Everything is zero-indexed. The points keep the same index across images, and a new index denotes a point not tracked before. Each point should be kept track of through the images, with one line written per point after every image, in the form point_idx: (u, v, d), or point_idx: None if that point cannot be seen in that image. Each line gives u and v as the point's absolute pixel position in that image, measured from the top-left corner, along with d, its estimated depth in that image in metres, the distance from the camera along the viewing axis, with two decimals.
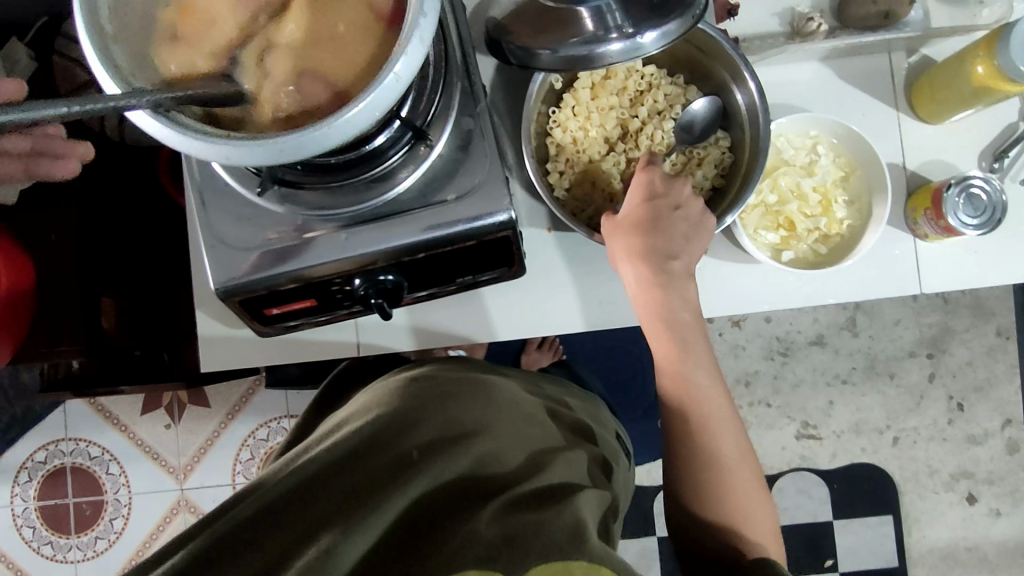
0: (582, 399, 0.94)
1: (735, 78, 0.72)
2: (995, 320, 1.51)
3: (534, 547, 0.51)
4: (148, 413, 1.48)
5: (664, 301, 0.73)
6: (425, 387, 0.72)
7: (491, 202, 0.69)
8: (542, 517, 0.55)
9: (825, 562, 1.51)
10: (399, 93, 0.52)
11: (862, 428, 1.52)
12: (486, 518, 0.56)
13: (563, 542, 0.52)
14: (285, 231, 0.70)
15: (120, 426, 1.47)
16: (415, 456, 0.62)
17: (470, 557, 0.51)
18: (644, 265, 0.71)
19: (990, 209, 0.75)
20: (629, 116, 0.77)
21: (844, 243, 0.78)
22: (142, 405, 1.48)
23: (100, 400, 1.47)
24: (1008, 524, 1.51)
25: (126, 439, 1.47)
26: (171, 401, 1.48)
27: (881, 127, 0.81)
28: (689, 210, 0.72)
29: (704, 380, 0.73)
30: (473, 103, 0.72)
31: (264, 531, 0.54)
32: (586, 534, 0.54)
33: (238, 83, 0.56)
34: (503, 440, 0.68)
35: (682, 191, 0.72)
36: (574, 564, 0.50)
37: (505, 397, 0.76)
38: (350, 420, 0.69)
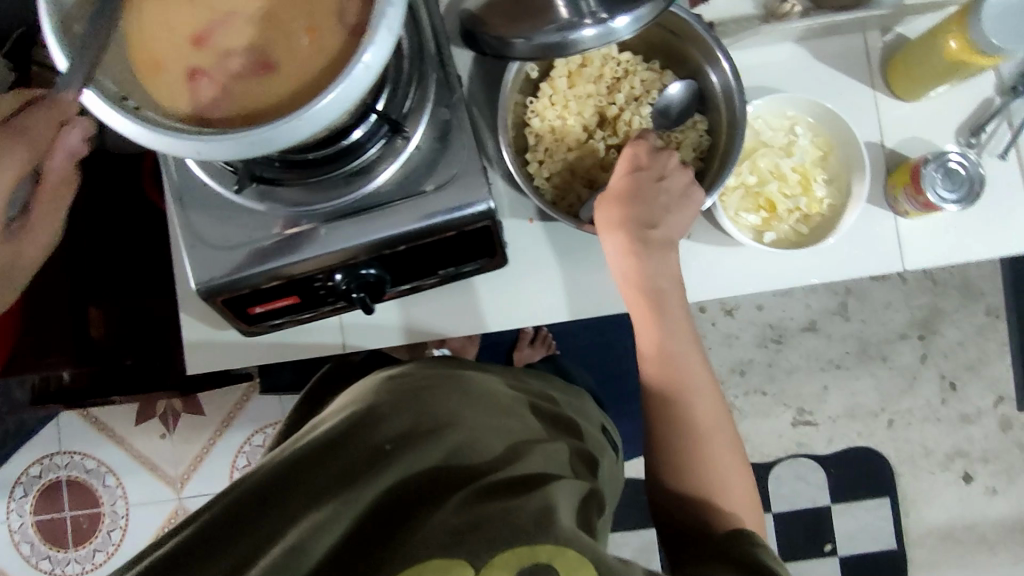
0: (566, 391, 0.95)
1: (708, 60, 0.72)
2: (984, 299, 1.52)
3: (500, 532, 0.53)
4: (142, 424, 1.47)
5: (645, 271, 0.73)
6: (399, 384, 0.73)
7: (470, 191, 0.69)
8: (513, 503, 0.57)
9: (825, 547, 1.52)
10: (368, 83, 0.52)
11: (857, 412, 1.53)
12: (455, 507, 0.57)
13: (529, 526, 0.54)
14: (265, 228, 0.70)
15: (114, 438, 1.47)
16: (388, 450, 0.63)
17: (437, 544, 0.53)
18: (623, 234, 0.72)
19: (968, 183, 0.75)
20: (606, 103, 0.78)
21: (825, 222, 0.78)
22: (136, 416, 1.47)
23: (93, 412, 1.46)
24: (1005, 502, 1.52)
25: (121, 450, 1.47)
26: (165, 411, 1.47)
27: (859, 107, 0.82)
28: (671, 184, 0.72)
29: (686, 357, 0.73)
30: (449, 93, 0.71)
31: (235, 529, 0.56)
32: (553, 517, 0.55)
33: (211, 89, 0.56)
34: (476, 428, 0.69)
35: (669, 165, 0.72)
36: (539, 547, 0.52)
37: (482, 389, 0.77)
38: (328, 419, 0.70)
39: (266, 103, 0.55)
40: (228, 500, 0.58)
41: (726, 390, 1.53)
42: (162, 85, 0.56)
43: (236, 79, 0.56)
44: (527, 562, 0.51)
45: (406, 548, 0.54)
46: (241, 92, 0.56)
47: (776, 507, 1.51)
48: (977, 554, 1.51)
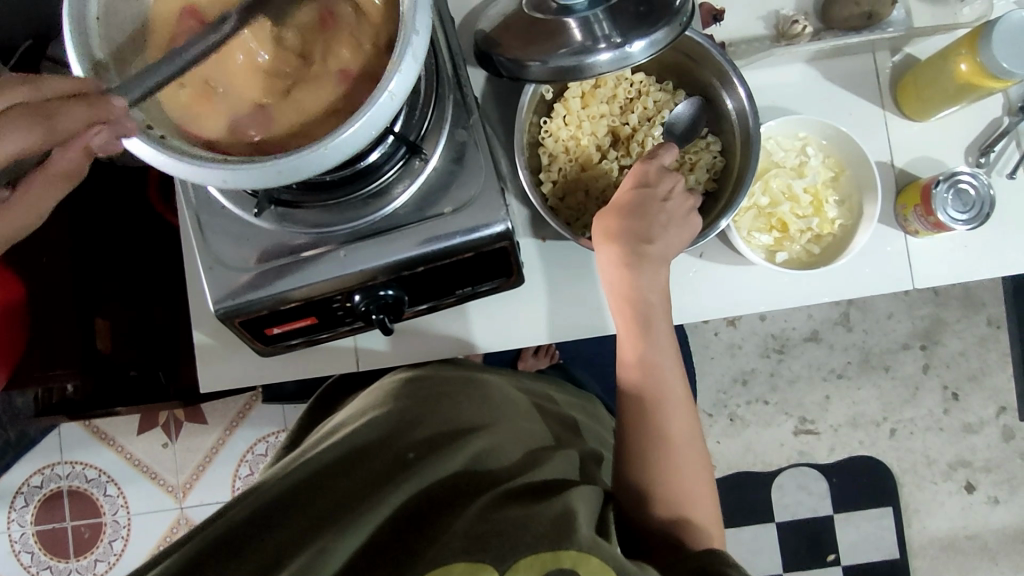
0: (579, 398, 0.95)
1: (723, 83, 0.73)
2: (986, 310, 1.53)
3: (522, 539, 0.54)
4: (144, 433, 1.47)
5: (634, 282, 0.72)
6: (419, 386, 0.74)
7: (488, 213, 0.69)
8: (536, 510, 0.57)
9: (827, 556, 1.52)
10: (394, 111, 0.52)
11: (859, 422, 1.53)
12: (476, 515, 0.58)
13: (552, 534, 0.54)
14: (284, 250, 0.70)
15: (116, 447, 1.46)
16: (411, 458, 0.65)
17: (460, 550, 0.54)
18: (618, 244, 0.71)
19: (978, 204, 0.76)
20: (619, 123, 0.78)
21: (837, 242, 0.78)
22: (138, 425, 1.47)
23: (96, 421, 1.46)
24: (1007, 512, 1.52)
25: (122, 460, 1.46)
26: (168, 420, 1.47)
27: (869, 127, 0.82)
28: (672, 205, 0.72)
29: (673, 374, 0.73)
30: (466, 115, 0.72)
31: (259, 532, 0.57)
32: (576, 525, 0.55)
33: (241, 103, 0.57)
34: (497, 435, 0.70)
35: (676, 189, 0.72)
36: (564, 555, 0.53)
37: (499, 397, 0.78)
38: (348, 421, 0.71)
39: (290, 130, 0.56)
40: (252, 499, 0.60)
41: (729, 399, 1.54)
42: (187, 113, 0.57)
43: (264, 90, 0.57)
44: (551, 566, 0.52)
45: (428, 554, 0.55)
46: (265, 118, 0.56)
47: (779, 516, 1.52)
48: (979, 564, 1.52)
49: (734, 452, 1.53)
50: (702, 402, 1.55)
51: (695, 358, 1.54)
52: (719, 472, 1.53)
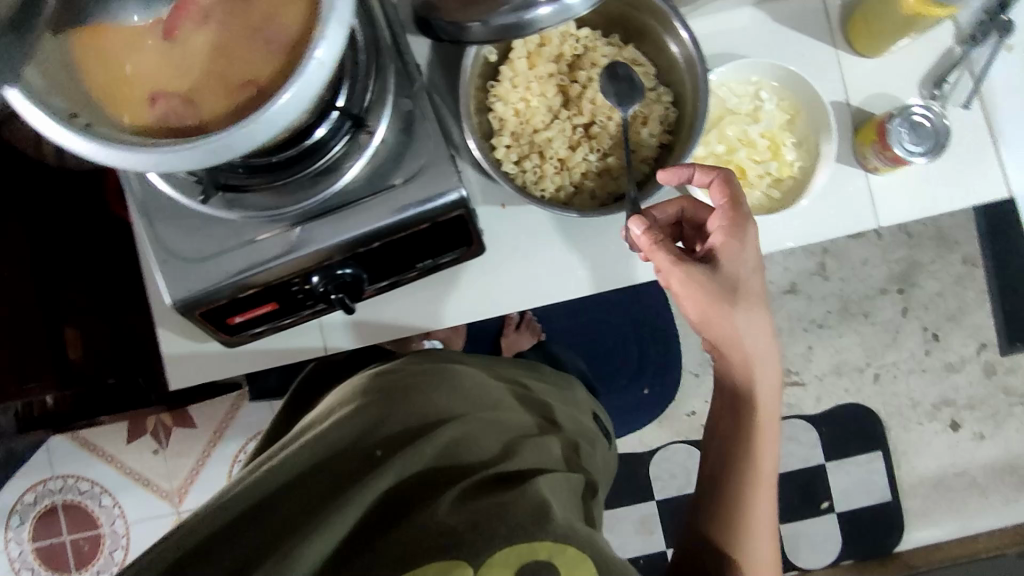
0: (557, 379, 0.96)
1: (665, 29, 0.71)
2: (960, 248, 1.54)
3: (497, 531, 0.54)
4: (134, 441, 1.46)
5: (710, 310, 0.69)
6: (389, 388, 0.73)
7: (440, 182, 0.68)
8: (509, 499, 0.57)
9: (821, 504, 1.55)
10: (323, 80, 0.51)
11: (843, 369, 1.55)
12: (451, 504, 0.58)
13: (527, 522, 0.54)
14: (238, 236, 0.69)
15: (107, 458, 1.45)
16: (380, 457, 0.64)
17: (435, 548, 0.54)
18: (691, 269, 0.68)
19: (935, 136, 0.76)
20: (568, 82, 0.76)
21: (796, 185, 0.78)
22: (127, 433, 1.46)
23: (83, 434, 1.44)
24: (993, 446, 1.55)
25: (114, 470, 1.45)
26: (156, 426, 1.46)
27: (821, 66, 0.82)
28: (744, 240, 0.68)
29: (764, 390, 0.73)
30: (409, 83, 0.70)
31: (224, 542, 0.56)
32: (550, 514, 0.55)
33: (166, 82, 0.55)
34: (472, 425, 0.70)
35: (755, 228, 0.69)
36: (538, 545, 0.53)
37: (470, 388, 0.77)
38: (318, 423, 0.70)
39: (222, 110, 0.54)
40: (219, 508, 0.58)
41: None
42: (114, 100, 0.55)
43: (194, 67, 0.55)
44: (527, 559, 0.52)
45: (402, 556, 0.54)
46: (194, 96, 0.55)
47: None
48: (970, 499, 1.54)
49: None
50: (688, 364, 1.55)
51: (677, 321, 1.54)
52: None
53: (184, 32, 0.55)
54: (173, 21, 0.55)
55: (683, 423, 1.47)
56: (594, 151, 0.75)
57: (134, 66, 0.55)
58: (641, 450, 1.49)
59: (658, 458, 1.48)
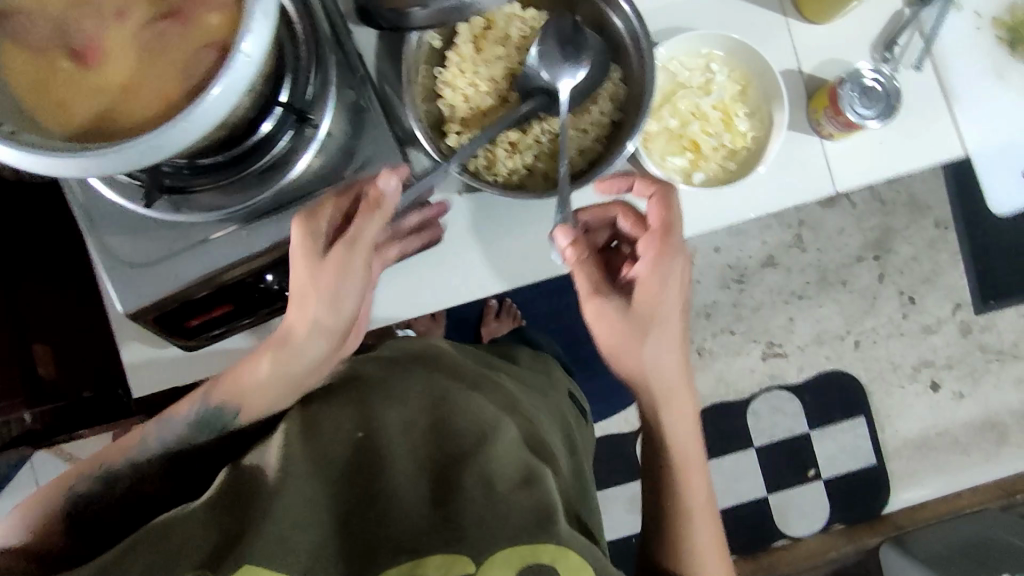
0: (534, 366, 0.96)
1: (608, 5, 0.70)
2: (932, 212, 1.55)
3: (498, 533, 0.53)
4: None
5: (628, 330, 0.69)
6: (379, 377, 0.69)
7: (390, 172, 0.68)
8: (517, 497, 0.56)
9: (808, 472, 1.56)
10: (252, 74, 0.50)
11: (824, 337, 1.56)
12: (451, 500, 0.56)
13: (532, 524, 0.54)
14: (187, 239, 0.68)
15: None
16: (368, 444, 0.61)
17: (440, 543, 0.53)
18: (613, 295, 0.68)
19: (886, 98, 0.76)
20: (518, 64, 0.75)
21: (751, 155, 0.77)
22: (112, 445, 1.44)
23: (67, 448, 1.43)
24: (973, 404, 1.57)
25: None
26: None
27: (774, 37, 0.81)
28: (670, 268, 0.68)
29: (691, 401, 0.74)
30: (352, 74, 0.69)
31: (199, 521, 0.53)
32: (554, 515, 0.55)
33: (96, 85, 0.53)
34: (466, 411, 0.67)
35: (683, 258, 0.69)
36: (543, 548, 0.52)
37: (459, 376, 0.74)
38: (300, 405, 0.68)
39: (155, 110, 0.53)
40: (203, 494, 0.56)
41: (695, 334, 1.54)
42: (42, 106, 0.53)
43: (124, 69, 0.54)
44: (529, 561, 0.52)
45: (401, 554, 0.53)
46: (126, 97, 0.53)
47: (757, 440, 1.56)
48: (954, 458, 1.56)
49: (706, 385, 1.55)
50: None
51: None
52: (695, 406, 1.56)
53: (115, 34, 0.54)
54: (102, 24, 0.54)
55: (665, 400, 1.54)
56: (547, 132, 0.74)
57: (62, 72, 0.53)
58: (627, 430, 1.50)
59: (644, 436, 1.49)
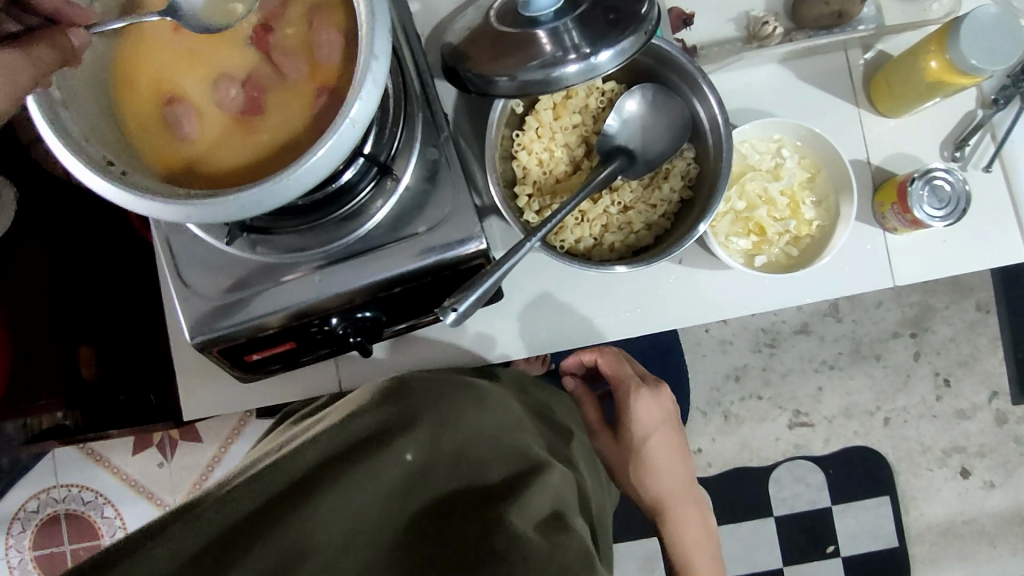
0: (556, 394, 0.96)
1: (690, 88, 0.71)
2: (974, 295, 1.53)
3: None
4: (139, 453, 1.45)
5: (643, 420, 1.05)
6: (406, 386, 0.70)
7: (462, 230, 0.69)
8: (560, 542, 0.59)
9: (826, 547, 1.53)
10: (357, 137, 0.52)
11: (853, 412, 1.54)
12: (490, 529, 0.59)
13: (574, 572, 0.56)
14: (261, 276, 0.70)
15: (110, 468, 1.45)
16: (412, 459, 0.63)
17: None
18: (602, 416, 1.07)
19: (955, 199, 0.76)
20: (591, 134, 0.77)
21: (815, 244, 0.77)
22: (132, 445, 1.45)
23: (89, 444, 1.44)
24: (1003, 495, 1.53)
25: (117, 481, 1.45)
26: (162, 439, 1.46)
27: (842, 124, 0.82)
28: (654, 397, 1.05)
29: (686, 489, 1.07)
30: (436, 132, 0.71)
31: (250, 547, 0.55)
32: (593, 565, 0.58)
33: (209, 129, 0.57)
34: (506, 446, 0.69)
35: (648, 396, 1.04)
36: None
37: (495, 392, 0.76)
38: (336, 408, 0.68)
39: (259, 158, 0.56)
40: (241, 503, 0.58)
41: (723, 395, 1.54)
42: (157, 151, 0.57)
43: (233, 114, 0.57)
44: None
45: None
46: (236, 141, 0.57)
47: (777, 510, 1.53)
48: (978, 548, 1.52)
49: (730, 448, 1.54)
50: (696, 399, 1.55)
51: (687, 357, 1.54)
52: (717, 469, 1.54)
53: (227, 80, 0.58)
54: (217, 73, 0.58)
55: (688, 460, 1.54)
56: (615, 203, 0.75)
57: (179, 117, 0.58)
58: None
59: None
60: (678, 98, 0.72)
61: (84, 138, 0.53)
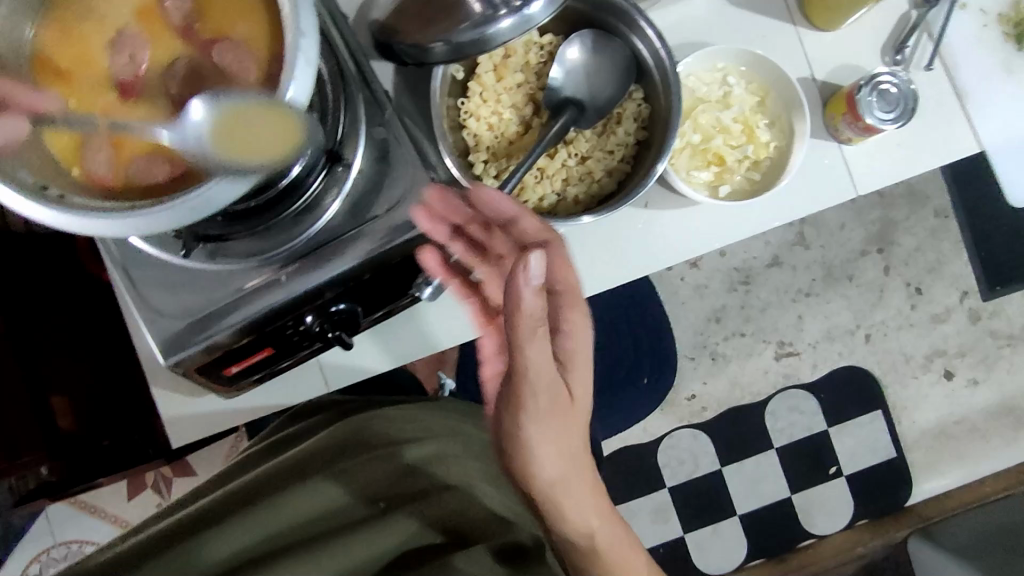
0: None
1: (627, 26, 0.70)
2: (932, 202, 1.56)
3: None
4: (135, 498, 1.42)
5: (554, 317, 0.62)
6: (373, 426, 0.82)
7: (424, 206, 0.68)
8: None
9: (829, 468, 1.57)
10: (297, 121, 0.50)
11: (835, 334, 1.57)
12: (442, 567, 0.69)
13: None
14: (226, 286, 0.67)
15: (109, 518, 1.41)
16: (382, 508, 0.75)
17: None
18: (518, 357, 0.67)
19: (902, 101, 0.77)
20: (537, 90, 0.76)
21: (775, 165, 0.78)
22: (127, 491, 1.42)
23: (81, 497, 1.40)
24: (986, 389, 1.58)
25: (118, 529, 1.41)
26: (157, 479, 1.42)
27: (778, 45, 0.82)
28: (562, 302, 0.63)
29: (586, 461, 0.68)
30: (380, 111, 0.69)
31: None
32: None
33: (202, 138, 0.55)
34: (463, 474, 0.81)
35: (546, 335, 0.59)
36: None
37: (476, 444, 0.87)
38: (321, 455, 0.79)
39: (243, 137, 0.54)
40: (227, 544, 0.70)
41: (708, 338, 1.55)
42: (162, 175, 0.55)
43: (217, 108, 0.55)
44: None
45: None
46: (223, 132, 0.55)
47: (777, 441, 1.56)
48: (971, 444, 1.57)
49: (722, 389, 1.56)
50: (682, 346, 1.56)
51: (667, 307, 1.55)
52: (713, 412, 1.56)
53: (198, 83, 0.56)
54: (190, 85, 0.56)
55: (683, 407, 1.55)
56: (572, 155, 0.74)
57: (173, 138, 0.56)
58: (646, 440, 1.55)
59: (666, 445, 1.55)
60: (616, 40, 0.71)
61: (19, 168, 0.50)
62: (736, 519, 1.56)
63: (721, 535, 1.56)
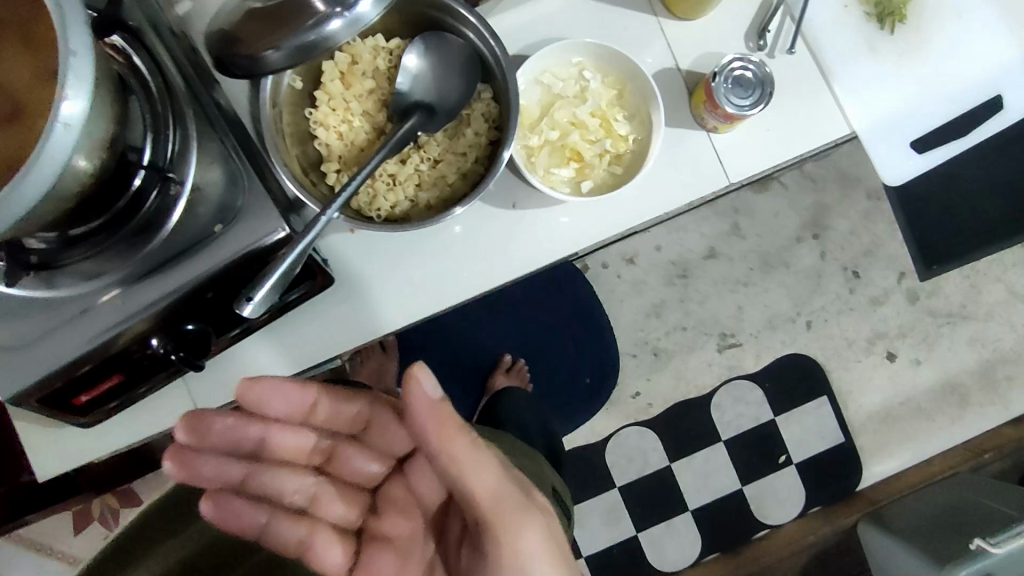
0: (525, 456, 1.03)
1: (457, 22, 0.70)
2: (863, 185, 1.56)
3: None
4: (81, 532, 1.38)
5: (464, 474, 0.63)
6: None
7: (261, 220, 0.66)
8: None
9: (778, 458, 1.56)
10: (74, 141, 0.49)
11: (776, 322, 1.56)
12: None
13: None
14: (61, 314, 0.65)
15: (53, 553, 1.38)
16: None
17: None
18: (413, 542, 0.73)
19: (758, 86, 0.76)
20: (387, 95, 0.75)
21: (635, 158, 0.77)
22: (73, 525, 1.38)
23: (24, 533, 1.37)
24: (930, 368, 1.57)
25: (62, 565, 1.38)
26: (103, 512, 1.39)
27: (642, 37, 0.82)
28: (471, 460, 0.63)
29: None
30: (214, 124, 0.67)
31: None
32: None
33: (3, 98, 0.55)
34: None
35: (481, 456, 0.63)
36: None
37: None
38: None
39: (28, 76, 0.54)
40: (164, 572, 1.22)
41: (650, 335, 1.54)
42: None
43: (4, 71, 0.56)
44: None
45: None
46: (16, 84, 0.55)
47: (724, 434, 1.55)
48: (919, 425, 1.56)
49: (666, 385, 1.54)
50: (624, 344, 1.54)
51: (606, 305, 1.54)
52: (659, 409, 1.54)
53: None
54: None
55: (629, 405, 1.53)
56: (425, 159, 0.73)
57: None
58: (593, 441, 1.52)
59: (613, 446, 1.53)
60: (456, 40, 0.71)
61: None
62: (689, 515, 1.54)
63: (675, 533, 1.53)
